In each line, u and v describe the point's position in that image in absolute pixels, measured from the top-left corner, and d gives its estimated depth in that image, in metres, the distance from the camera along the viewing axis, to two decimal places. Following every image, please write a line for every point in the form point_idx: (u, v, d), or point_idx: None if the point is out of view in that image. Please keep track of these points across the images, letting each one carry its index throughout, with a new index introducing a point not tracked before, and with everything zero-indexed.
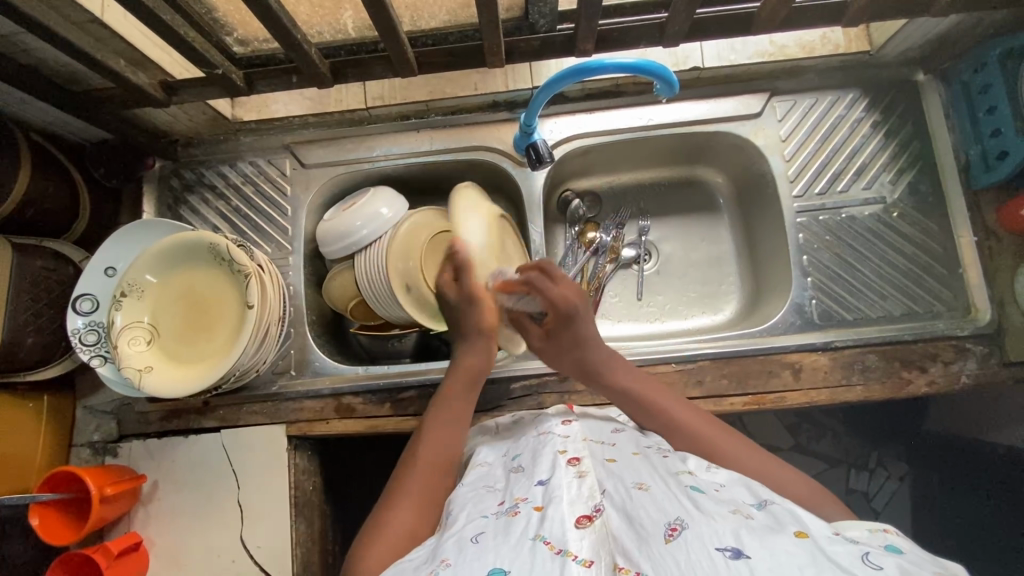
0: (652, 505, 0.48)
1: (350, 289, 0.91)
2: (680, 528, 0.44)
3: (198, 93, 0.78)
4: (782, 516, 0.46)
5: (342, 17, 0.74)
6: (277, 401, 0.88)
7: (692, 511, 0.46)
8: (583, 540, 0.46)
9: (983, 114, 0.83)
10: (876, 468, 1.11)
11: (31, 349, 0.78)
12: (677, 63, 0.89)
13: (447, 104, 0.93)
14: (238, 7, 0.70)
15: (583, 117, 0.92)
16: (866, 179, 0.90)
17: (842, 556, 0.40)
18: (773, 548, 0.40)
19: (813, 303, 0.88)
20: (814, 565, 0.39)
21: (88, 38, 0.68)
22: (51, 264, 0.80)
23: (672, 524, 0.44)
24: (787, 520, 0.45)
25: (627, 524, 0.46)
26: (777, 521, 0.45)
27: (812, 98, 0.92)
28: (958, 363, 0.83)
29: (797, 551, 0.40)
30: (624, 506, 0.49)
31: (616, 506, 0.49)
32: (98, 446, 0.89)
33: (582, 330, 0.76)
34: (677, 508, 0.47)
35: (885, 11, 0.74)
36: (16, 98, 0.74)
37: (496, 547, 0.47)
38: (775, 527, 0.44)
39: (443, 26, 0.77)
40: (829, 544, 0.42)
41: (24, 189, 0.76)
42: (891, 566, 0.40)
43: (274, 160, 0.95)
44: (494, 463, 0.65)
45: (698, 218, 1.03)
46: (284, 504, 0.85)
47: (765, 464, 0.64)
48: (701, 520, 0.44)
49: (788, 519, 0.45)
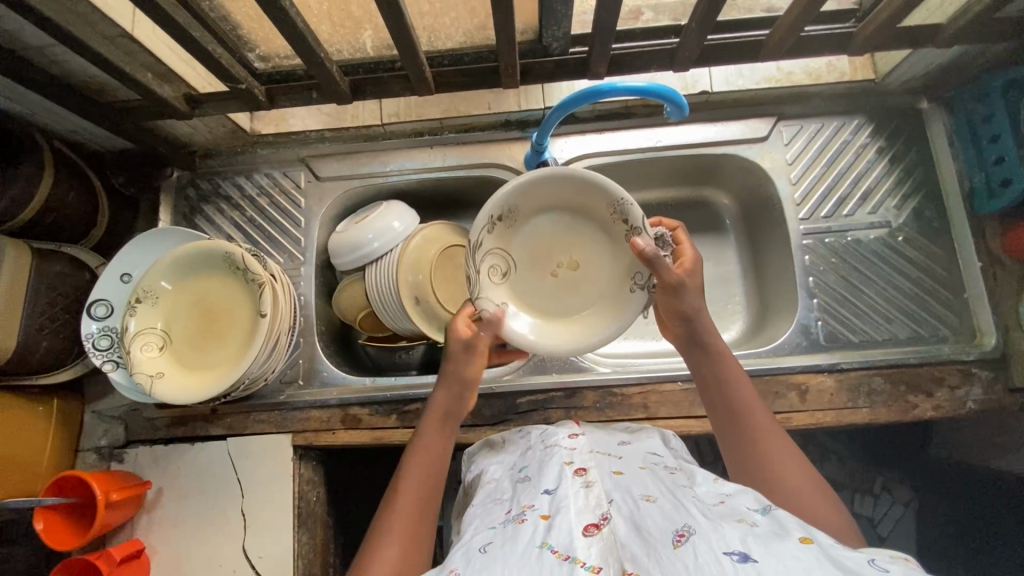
0: (659, 514, 0.48)
1: (359, 301, 0.93)
2: (688, 534, 0.44)
3: (220, 106, 0.80)
4: (788, 521, 0.46)
5: (362, 37, 0.77)
6: (284, 411, 0.88)
7: (699, 519, 0.46)
8: (590, 548, 0.46)
9: (986, 142, 0.84)
10: (880, 493, 1.09)
11: (45, 352, 0.79)
12: (686, 86, 0.90)
13: (461, 122, 0.95)
14: (262, 25, 0.72)
15: (592, 137, 0.94)
16: (871, 204, 0.92)
17: (850, 560, 0.40)
18: (780, 554, 0.41)
19: (818, 325, 0.89)
20: (822, 570, 0.39)
21: (117, 52, 0.70)
22: (68, 270, 0.82)
23: (679, 531, 0.45)
24: (792, 526, 0.45)
25: (635, 533, 0.46)
26: (783, 526, 0.45)
27: (818, 123, 0.94)
28: (963, 388, 0.83)
29: (804, 557, 0.40)
30: (632, 516, 0.48)
31: (623, 515, 0.49)
32: (105, 452, 0.89)
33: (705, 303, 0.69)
34: (685, 516, 0.47)
35: (890, 42, 0.76)
36: (43, 107, 0.77)
37: (505, 553, 0.48)
38: (780, 534, 0.44)
39: (459, 47, 0.80)
40: (834, 547, 0.42)
41: (46, 195, 0.78)
42: (900, 569, 0.39)
43: (290, 173, 0.97)
44: (502, 477, 0.66)
45: (705, 237, 1.04)
46: (287, 514, 0.85)
47: (798, 473, 0.60)
48: (708, 526, 0.45)
49: (794, 526, 0.45)
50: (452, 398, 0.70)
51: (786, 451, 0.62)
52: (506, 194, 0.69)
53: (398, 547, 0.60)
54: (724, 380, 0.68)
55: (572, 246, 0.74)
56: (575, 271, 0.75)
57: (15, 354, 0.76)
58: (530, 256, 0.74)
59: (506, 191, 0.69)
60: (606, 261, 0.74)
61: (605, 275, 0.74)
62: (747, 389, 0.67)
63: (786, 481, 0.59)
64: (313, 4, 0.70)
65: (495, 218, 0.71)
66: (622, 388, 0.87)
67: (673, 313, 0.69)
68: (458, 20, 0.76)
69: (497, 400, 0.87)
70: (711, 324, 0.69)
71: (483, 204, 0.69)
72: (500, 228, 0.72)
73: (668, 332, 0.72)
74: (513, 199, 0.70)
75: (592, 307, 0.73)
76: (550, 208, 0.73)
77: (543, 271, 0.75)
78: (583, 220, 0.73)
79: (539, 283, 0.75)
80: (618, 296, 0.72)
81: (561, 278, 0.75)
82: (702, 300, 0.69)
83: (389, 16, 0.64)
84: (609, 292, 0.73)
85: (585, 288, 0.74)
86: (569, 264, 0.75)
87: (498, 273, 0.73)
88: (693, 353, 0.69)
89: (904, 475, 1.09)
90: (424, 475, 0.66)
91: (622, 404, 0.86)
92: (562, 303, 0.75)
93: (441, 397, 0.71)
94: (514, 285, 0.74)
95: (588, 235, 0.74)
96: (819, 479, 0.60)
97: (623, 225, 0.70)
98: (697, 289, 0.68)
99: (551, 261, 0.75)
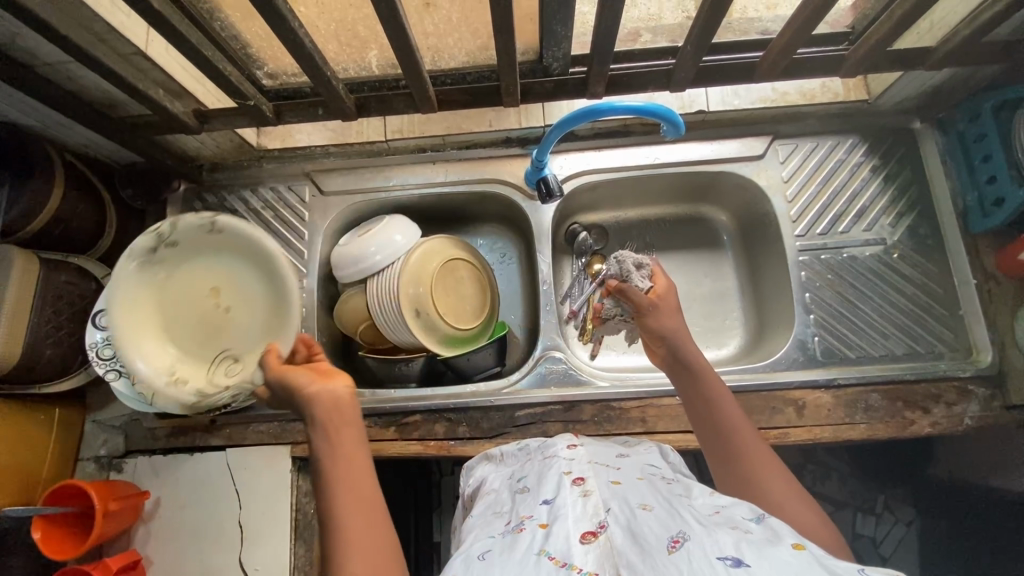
0: (655, 521, 0.49)
1: (361, 312, 0.93)
2: (682, 540, 0.45)
3: (228, 121, 0.82)
4: (781, 529, 0.47)
5: (367, 56, 0.79)
6: (284, 422, 0.89)
7: (693, 525, 0.47)
8: (587, 555, 0.47)
9: (979, 162, 0.85)
10: (883, 512, 1.12)
11: (49, 361, 0.80)
12: (683, 106, 0.93)
13: (462, 138, 0.97)
14: (271, 44, 0.75)
15: (592, 155, 0.96)
16: (867, 222, 0.93)
17: (841, 566, 0.41)
18: (773, 559, 0.42)
19: (815, 340, 0.89)
20: (811, 574, 0.40)
21: (130, 68, 0.72)
22: (75, 279, 0.83)
23: (674, 537, 0.46)
24: (784, 532, 0.46)
25: (630, 539, 0.47)
26: (775, 532, 0.46)
27: (813, 142, 0.95)
28: (960, 405, 0.84)
29: (796, 562, 0.41)
30: (628, 524, 0.49)
31: (621, 523, 0.49)
32: (104, 461, 0.90)
33: (678, 321, 0.75)
34: (679, 523, 0.48)
35: (881, 64, 0.78)
36: (55, 121, 0.78)
37: (502, 561, 0.48)
38: (773, 540, 0.45)
39: (461, 66, 0.82)
40: (826, 554, 0.43)
41: (57, 206, 0.80)
42: None
43: (295, 186, 0.99)
44: (501, 488, 0.67)
45: (703, 254, 1.05)
46: (285, 526, 0.85)
47: (785, 489, 0.60)
48: (702, 533, 0.46)
49: (787, 532, 0.46)
50: (321, 405, 0.64)
51: (778, 467, 0.63)
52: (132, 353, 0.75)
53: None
54: (709, 395, 0.69)
55: (205, 295, 0.82)
56: (218, 287, 0.83)
57: (20, 363, 0.76)
58: (195, 338, 0.81)
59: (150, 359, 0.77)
60: (204, 257, 0.83)
61: (227, 262, 0.84)
62: (733, 405, 0.68)
63: (772, 497, 0.60)
64: (320, 24, 0.72)
65: (172, 375, 0.78)
66: (620, 402, 0.87)
67: (653, 336, 0.75)
68: (462, 40, 0.78)
69: (496, 413, 0.88)
70: (693, 343, 0.73)
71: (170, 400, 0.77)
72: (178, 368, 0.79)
73: (656, 358, 0.76)
74: (159, 353, 0.78)
75: (262, 276, 0.84)
76: (169, 317, 0.80)
77: (220, 318, 0.82)
78: (152, 281, 0.79)
79: (233, 331, 0.82)
80: (263, 268, 0.84)
81: (218, 306, 0.83)
82: (676, 320, 0.75)
83: (393, 37, 0.66)
84: (226, 252, 0.83)
85: (236, 282, 0.84)
86: (210, 299, 0.83)
87: (234, 364, 0.81)
88: (678, 373, 0.72)
89: (906, 494, 1.11)
90: (358, 495, 0.58)
91: (621, 418, 0.86)
92: (240, 316, 0.83)
93: (318, 399, 0.64)
94: (240, 350, 0.82)
95: (176, 281, 0.81)
96: (807, 497, 0.60)
97: (160, 250, 0.78)
98: (669, 311, 0.75)
99: (207, 317, 0.82)
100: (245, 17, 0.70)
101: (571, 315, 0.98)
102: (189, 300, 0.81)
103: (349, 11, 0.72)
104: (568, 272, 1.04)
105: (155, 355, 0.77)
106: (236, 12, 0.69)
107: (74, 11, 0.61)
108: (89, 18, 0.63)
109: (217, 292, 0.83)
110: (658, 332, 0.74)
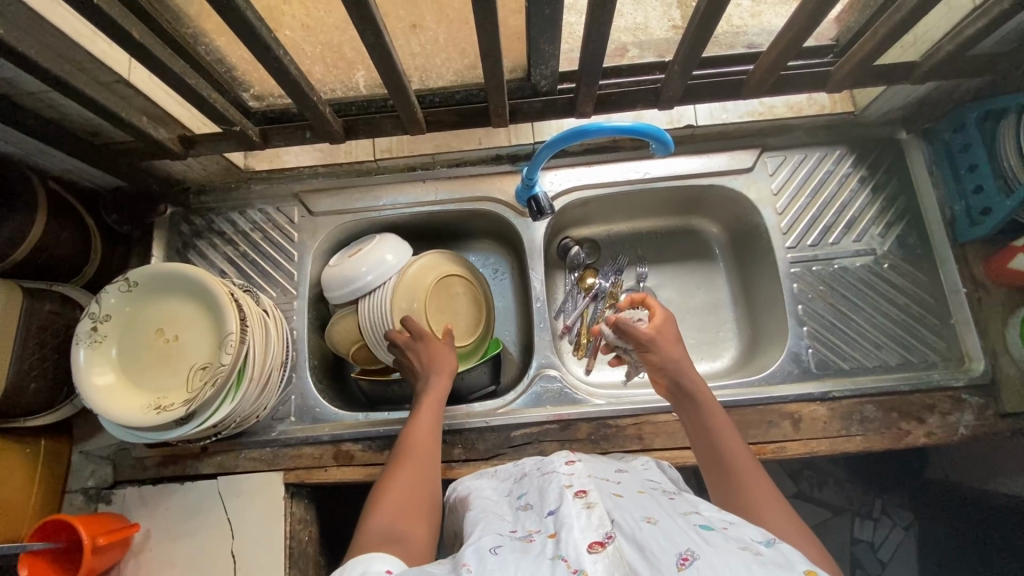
0: (661, 534, 0.48)
1: (351, 334, 0.92)
2: (691, 557, 0.44)
3: (214, 146, 0.81)
4: (792, 553, 0.46)
5: (355, 77, 0.79)
6: (276, 448, 0.88)
7: (703, 543, 0.46)
8: (597, 564, 0.46)
9: (965, 171, 0.86)
10: (880, 517, 1.11)
11: (34, 395, 0.79)
12: (671, 122, 0.94)
13: (453, 156, 0.97)
14: (256, 67, 0.75)
15: (582, 170, 0.96)
16: (856, 232, 0.93)
17: None
18: None
19: (809, 352, 0.90)
20: None
21: (114, 97, 0.71)
22: (58, 308, 0.81)
23: (683, 553, 0.45)
24: (795, 558, 0.45)
25: (638, 551, 0.46)
26: (787, 558, 0.45)
27: (801, 153, 0.96)
28: (955, 414, 0.84)
29: None
30: (634, 536, 0.48)
31: (627, 534, 0.49)
32: (92, 493, 0.88)
33: (677, 352, 0.75)
34: (687, 540, 0.47)
35: (867, 78, 0.78)
36: (36, 149, 0.77)
37: (514, 562, 0.48)
38: (784, 564, 0.44)
39: (449, 86, 0.82)
40: None
41: (39, 234, 0.78)
42: None
43: (284, 208, 0.98)
44: (502, 503, 0.66)
45: (695, 265, 1.05)
46: (279, 554, 0.83)
47: (787, 524, 0.59)
48: (712, 551, 0.45)
49: (797, 558, 0.45)
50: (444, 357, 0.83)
51: (771, 489, 0.63)
52: (111, 410, 0.72)
53: (408, 482, 0.69)
54: (708, 420, 0.70)
55: (154, 336, 0.77)
56: (164, 320, 0.78)
57: (4, 396, 0.75)
58: (164, 372, 0.76)
59: (128, 410, 0.72)
60: (136, 309, 0.78)
61: (158, 299, 0.78)
62: (731, 432, 0.69)
63: (774, 525, 0.59)
64: (305, 47, 0.72)
65: (158, 408, 0.72)
66: (616, 420, 0.87)
67: (655, 368, 0.76)
68: (449, 60, 0.78)
69: (493, 433, 0.87)
70: (700, 381, 0.73)
71: (167, 425, 0.71)
72: (160, 401, 0.74)
73: (660, 386, 0.77)
74: (139, 402, 0.73)
75: (186, 291, 0.78)
76: (129, 375, 0.75)
77: (175, 346, 0.77)
78: (102, 354, 0.75)
79: (187, 348, 0.77)
80: (178, 281, 0.77)
81: (166, 340, 0.77)
82: (679, 351, 0.75)
83: (381, 62, 0.66)
84: (153, 290, 0.78)
85: (173, 309, 0.78)
86: (159, 336, 0.78)
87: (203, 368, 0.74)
88: (681, 402, 0.73)
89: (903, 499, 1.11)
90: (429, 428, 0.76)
91: (616, 436, 0.86)
92: (188, 330, 0.77)
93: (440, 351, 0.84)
94: (203, 357, 0.75)
95: (122, 342, 0.76)
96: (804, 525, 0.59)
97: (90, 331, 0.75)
98: (669, 341, 0.76)
99: (160, 355, 0.77)
100: (230, 42, 0.69)
101: (564, 329, 1.00)
102: (136, 349, 0.76)
103: (335, 34, 0.71)
104: (561, 286, 1.04)
105: (134, 407, 0.73)
106: (220, 36, 0.68)
107: (55, 42, 0.60)
108: (70, 48, 0.62)
109: (161, 324, 0.78)
110: (665, 361, 0.74)
